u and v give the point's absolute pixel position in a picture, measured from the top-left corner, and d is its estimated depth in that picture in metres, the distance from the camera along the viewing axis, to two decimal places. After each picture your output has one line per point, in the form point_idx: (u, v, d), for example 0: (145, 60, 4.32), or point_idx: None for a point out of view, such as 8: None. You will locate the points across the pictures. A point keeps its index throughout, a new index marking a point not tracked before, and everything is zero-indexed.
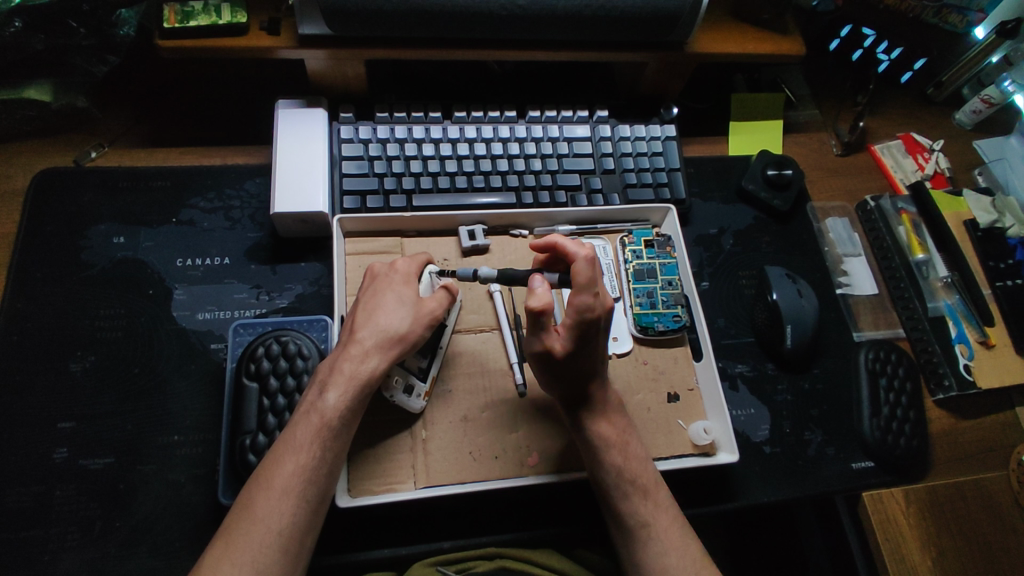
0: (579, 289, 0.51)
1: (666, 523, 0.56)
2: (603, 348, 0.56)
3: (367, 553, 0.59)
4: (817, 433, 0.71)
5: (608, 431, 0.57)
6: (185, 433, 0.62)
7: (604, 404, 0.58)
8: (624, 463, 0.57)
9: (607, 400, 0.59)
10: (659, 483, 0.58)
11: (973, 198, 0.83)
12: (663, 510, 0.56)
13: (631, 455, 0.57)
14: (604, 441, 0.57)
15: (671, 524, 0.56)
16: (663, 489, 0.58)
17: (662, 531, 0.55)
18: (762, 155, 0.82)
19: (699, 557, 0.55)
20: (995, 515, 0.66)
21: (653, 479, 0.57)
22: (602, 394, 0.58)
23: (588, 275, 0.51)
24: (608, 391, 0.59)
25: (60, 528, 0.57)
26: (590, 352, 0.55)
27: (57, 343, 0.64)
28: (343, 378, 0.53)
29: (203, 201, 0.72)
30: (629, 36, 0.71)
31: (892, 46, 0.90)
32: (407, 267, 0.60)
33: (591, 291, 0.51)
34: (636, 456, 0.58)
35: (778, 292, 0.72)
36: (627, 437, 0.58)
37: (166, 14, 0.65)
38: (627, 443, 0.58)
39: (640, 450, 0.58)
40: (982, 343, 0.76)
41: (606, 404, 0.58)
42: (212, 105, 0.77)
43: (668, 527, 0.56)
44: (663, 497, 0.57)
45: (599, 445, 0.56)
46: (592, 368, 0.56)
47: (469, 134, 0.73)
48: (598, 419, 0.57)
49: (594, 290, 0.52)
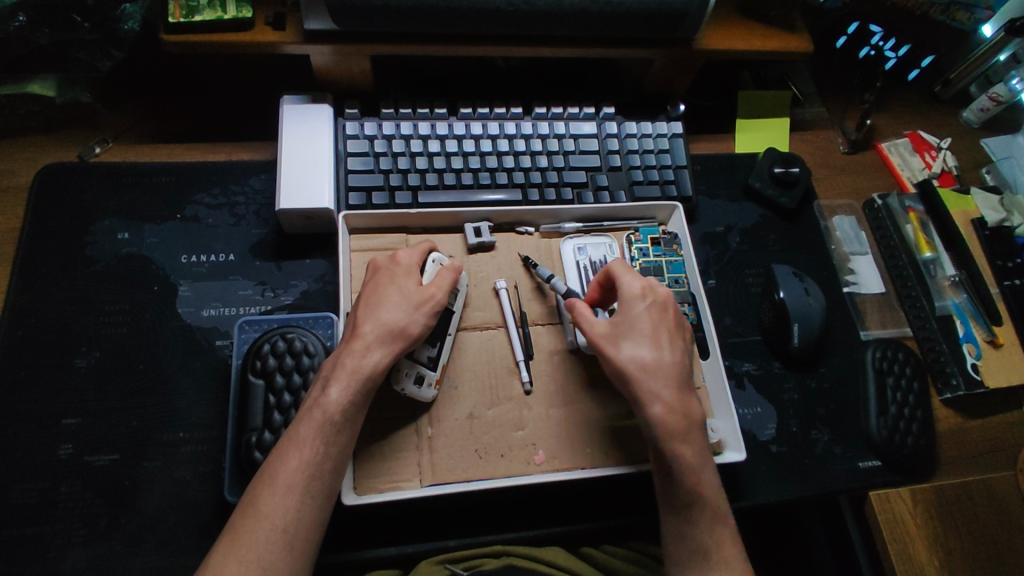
0: (622, 272, 0.61)
1: (729, 554, 0.53)
2: (659, 343, 0.56)
3: (373, 551, 0.58)
4: (824, 432, 0.71)
5: (686, 452, 0.54)
6: (190, 430, 0.62)
7: (685, 421, 0.54)
8: (694, 490, 0.53)
9: (688, 412, 0.55)
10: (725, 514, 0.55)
11: (980, 197, 0.83)
12: (727, 542, 0.54)
13: (705, 483, 0.54)
14: (682, 463, 0.53)
15: (733, 556, 0.53)
16: (728, 521, 0.55)
17: (726, 562, 0.53)
18: (769, 152, 0.82)
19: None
20: (1003, 514, 0.66)
21: (721, 508, 0.55)
22: (680, 408, 0.54)
23: (630, 268, 0.62)
24: (691, 403, 0.56)
25: (66, 525, 0.57)
26: (643, 325, 0.57)
27: (61, 339, 0.63)
28: (345, 373, 0.53)
29: (208, 197, 0.71)
30: (636, 33, 0.71)
31: (900, 44, 0.90)
32: (409, 259, 0.59)
33: (631, 273, 0.60)
34: (709, 484, 0.54)
35: (785, 290, 0.72)
36: (704, 461, 0.55)
37: (171, 8, 0.65)
38: (702, 467, 0.54)
39: (713, 477, 0.55)
40: (989, 342, 0.76)
41: (685, 416, 0.54)
42: (216, 100, 0.77)
43: (731, 559, 0.53)
44: (728, 529, 0.55)
45: (674, 468, 0.53)
46: (652, 356, 0.56)
47: (475, 130, 0.73)
48: (679, 442, 0.54)
49: (634, 274, 0.60)
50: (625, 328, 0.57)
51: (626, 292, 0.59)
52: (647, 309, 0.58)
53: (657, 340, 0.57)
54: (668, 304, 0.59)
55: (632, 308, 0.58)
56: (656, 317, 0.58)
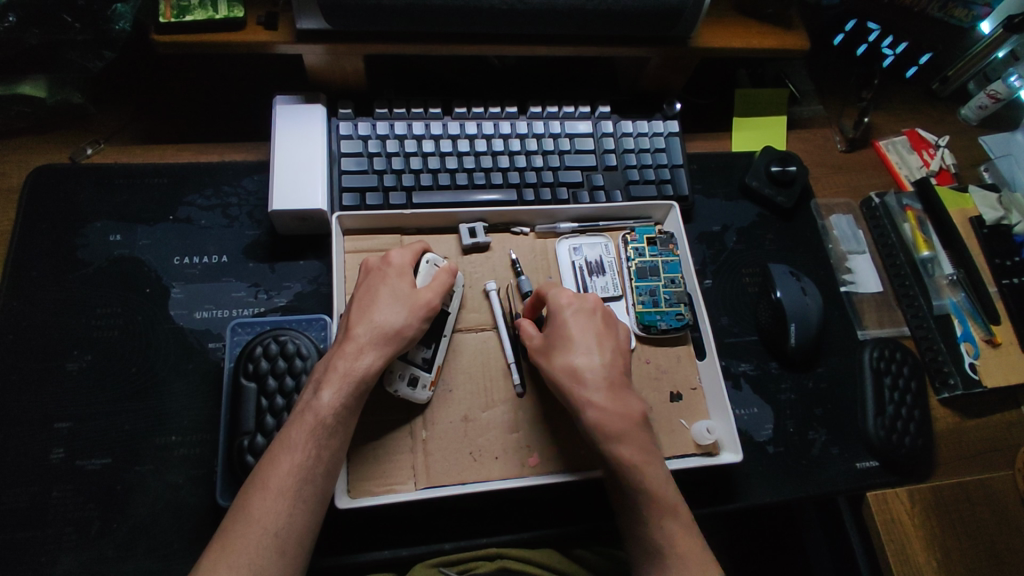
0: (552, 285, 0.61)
1: (685, 550, 0.52)
2: (588, 349, 0.57)
3: (367, 555, 0.58)
4: (821, 433, 0.71)
5: (627, 451, 0.53)
6: (182, 434, 0.61)
7: (622, 420, 0.54)
8: (638, 487, 0.52)
9: (626, 412, 0.54)
10: (680, 508, 0.53)
11: (978, 195, 0.82)
12: (682, 538, 0.52)
13: (650, 479, 0.53)
14: (620, 464, 0.52)
15: (691, 552, 0.52)
16: (684, 515, 0.53)
17: (682, 559, 0.51)
18: (766, 151, 0.81)
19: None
20: (1000, 515, 0.66)
21: (673, 503, 0.53)
22: (616, 408, 0.54)
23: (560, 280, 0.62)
24: (630, 402, 0.55)
25: (57, 530, 0.57)
26: (569, 331, 0.58)
27: (53, 343, 0.63)
28: (337, 376, 0.52)
29: (201, 198, 0.71)
30: (631, 31, 0.70)
31: (897, 41, 0.89)
32: (401, 260, 0.59)
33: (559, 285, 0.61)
34: (655, 480, 0.53)
35: (782, 289, 0.71)
36: (648, 458, 0.53)
37: (161, 9, 0.64)
38: (646, 464, 0.53)
39: (661, 472, 0.54)
40: (987, 341, 0.75)
41: (622, 415, 0.54)
42: (209, 100, 0.77)
43: (688, 554, 0.52)
44: (684, 524, 0.53)
45: (616, 467, 0.53)
46: (582, 361, 0.56)
47: (470, 130, 0.72)
48: (616, 442, 0.53)
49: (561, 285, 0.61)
50: (553, 338, 0.58)
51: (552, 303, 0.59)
52: (572, 316, 0.58)
53: (585, 344, 0.57)
54: (599, 308, 0.59)
55: (558, 317, 0.59)
56: (584, 322, 0.58)
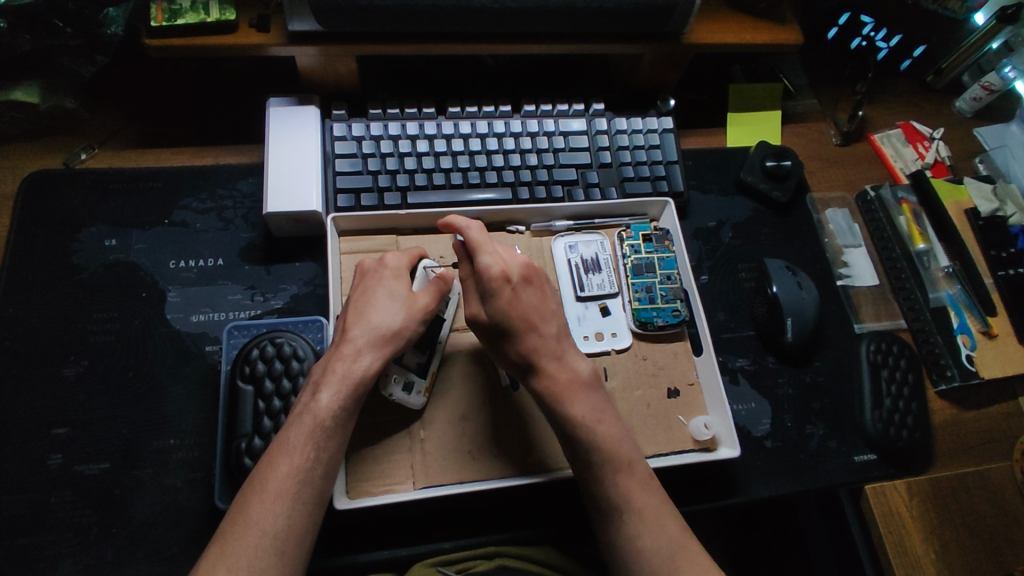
0: (478, 252, 0.56)
1: (642, 505, 0.53)
2: (535, 326, 0.56)
3: (367, 555, 0.58)
4: (819, 427, 0.71)
5: (580, 410, 0.54)
6: (181, 438, 0.62)
7: (568, 381, 0.55)
8: (592, 446, 0.54)
9: (573, 375, 0.56)
10: (635, 464, 0.55)
11: (974, 186, 0.83)
12: (636, 489, 0.53)
13: (601, 435, 0.54)
14: (573, 422, 0.54)
15: (648, 506, 0.53)
16: (640, 469, 0.55)
17: (638, 513, 0.53)
18: (761, 146, 0.81)
19: (677, 537, 0.53)
20: (998, 507, 0.66)
21: (628, 460, 0.54)
22: (563, 373, 0.55)
23: (481, 239, 0.57)
24: (575, 363, 0.57)
25: (56, 536, 0.57)
26: (517, 312, 0.56)
27: (48, 349, 0.63)
28: (336, 378, 0.52)
29: (196, 202, 0.71)
30: (626, 27, 0.70)
31: (891, 34, 0.89)
32: (397, 262, 0.59)
33: (488, 251, 0.57)
34: (609, 437, 0.54)
35: (778, 284, 0.72)
36: (601, 416, 0.55)
37: (152, 12, 0.64)
38: (598, 422, 0.55)
39: (614, 428, 0.55)
40: (984, 333, 0.76)
41: (571, 382, 0.55)
42: (201, 103, 0.76)
43: (645, 509, 0.53)
44: (638, 477, 0.54)
45: (574, 427, 0.54)
46: (533, 339, 0.55)
47: (463, 130, 0.72)
48: (567, 401, 0.54)
49: (491, 253, 0.57)
50: (502, 317, 0.55)
51: (485, 279, 0.55)
52: (512, 293, 0.56)
53: (534, 323, 0.56)
54: (528, 274, 0.58)
55: (502, 296, 0.55)
56: (523, 293, 0.57)
